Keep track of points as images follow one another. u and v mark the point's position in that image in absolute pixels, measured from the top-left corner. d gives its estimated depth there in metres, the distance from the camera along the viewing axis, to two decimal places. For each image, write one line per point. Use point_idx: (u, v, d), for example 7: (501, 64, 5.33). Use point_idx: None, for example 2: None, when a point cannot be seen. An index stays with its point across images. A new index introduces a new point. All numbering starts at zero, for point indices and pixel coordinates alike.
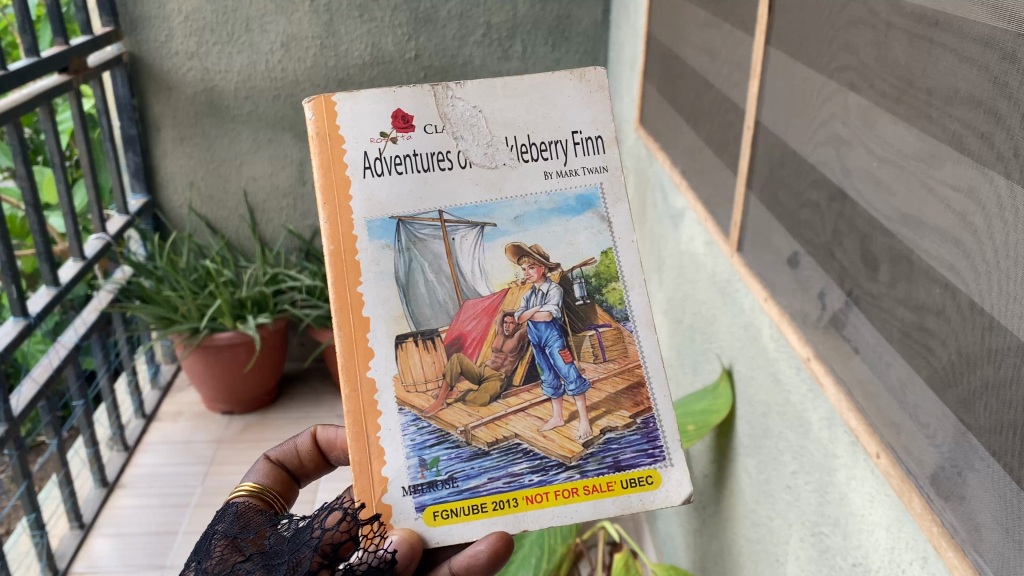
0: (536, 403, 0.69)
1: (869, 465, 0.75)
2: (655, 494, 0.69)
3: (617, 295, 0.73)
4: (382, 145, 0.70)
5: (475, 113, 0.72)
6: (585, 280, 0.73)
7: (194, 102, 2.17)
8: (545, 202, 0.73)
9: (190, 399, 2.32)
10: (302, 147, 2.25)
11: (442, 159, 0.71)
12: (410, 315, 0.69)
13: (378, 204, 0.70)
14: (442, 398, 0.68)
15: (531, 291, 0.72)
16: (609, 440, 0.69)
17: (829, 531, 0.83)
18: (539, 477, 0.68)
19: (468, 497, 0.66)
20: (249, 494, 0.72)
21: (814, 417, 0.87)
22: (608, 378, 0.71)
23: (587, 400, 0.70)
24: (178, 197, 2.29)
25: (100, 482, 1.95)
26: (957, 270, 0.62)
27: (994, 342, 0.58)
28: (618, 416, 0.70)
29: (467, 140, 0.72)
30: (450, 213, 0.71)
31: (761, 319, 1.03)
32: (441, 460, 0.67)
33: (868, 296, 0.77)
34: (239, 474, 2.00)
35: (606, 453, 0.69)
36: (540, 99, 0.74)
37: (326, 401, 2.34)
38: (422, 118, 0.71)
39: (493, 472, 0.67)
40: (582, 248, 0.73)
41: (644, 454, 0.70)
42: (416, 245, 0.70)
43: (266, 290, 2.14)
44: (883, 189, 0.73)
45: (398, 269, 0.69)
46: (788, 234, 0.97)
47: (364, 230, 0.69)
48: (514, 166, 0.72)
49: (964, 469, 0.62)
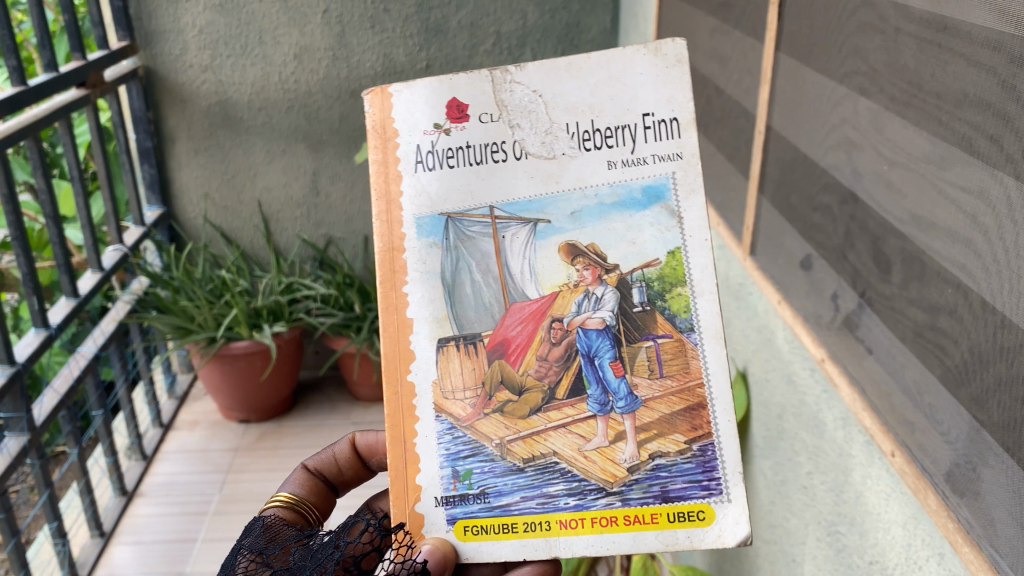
0: (579, 420, 0.68)
1: (885, 464, 0.76)
2: (705, 531, 0.66)
3: (681, 302, 0.68)
4: (435, 137, 0.70)
5: (535, 98, 0.69)
6: (646, 281, 0.68)
7: (208, 114, 2.20)
8: (607, 195, 0.69)
9: (206, 407, 2.34)
10: (315, 157, 2.27)
11: (496, 151, 0.69)
12: (454, 317, 0.69)
13: (428, 200, 0.70)
14: (479, 407, 0.68)
15: (584, 296, 0.69)
16: (658, 466, 0.67)
17: (845, 530, 0.84)
18: (575, 502, 0.67)
19: (499, 515, 0.67)
20: (282, 506, 0.75)
21: (828, 417, 0.88)
22: (663, 397, 0.68)
23: (637, 419, 0.68)
24: (193, 209, 2.32)
25: (119, 491, 1.97)
26: (968, 270, 0.63)
27: (1006, 340, 0.59)
28: (671, 441, 0.67)
29: (524, 129, 0.69)
30: (501, 209, 0.69)
31: (775, 322, 1.05)
32: (474, 473, 0.68)
33: (881, 297, 0.78)
34: (257, 482, 2.02)
35: (652, 481, 0.67)
36: (608, 79, 0.68)
37: (341, 408, 2.36)
38: (478, 107, 0.69)
39: (527, 491, 0.67)
40: (646, 247, 0.68)
41: (697, 486, 0.66)
42: (464, 243, 0.69)
43: (281, 299, 2.16)
44: (894, 191, 0.74)
45: (444, 268, 0.69)
46: (800, 237, 0.98)
47: (413, 227, 0.70)
48: (574, 155, 0.69)
49: (978, 466, 0.63)
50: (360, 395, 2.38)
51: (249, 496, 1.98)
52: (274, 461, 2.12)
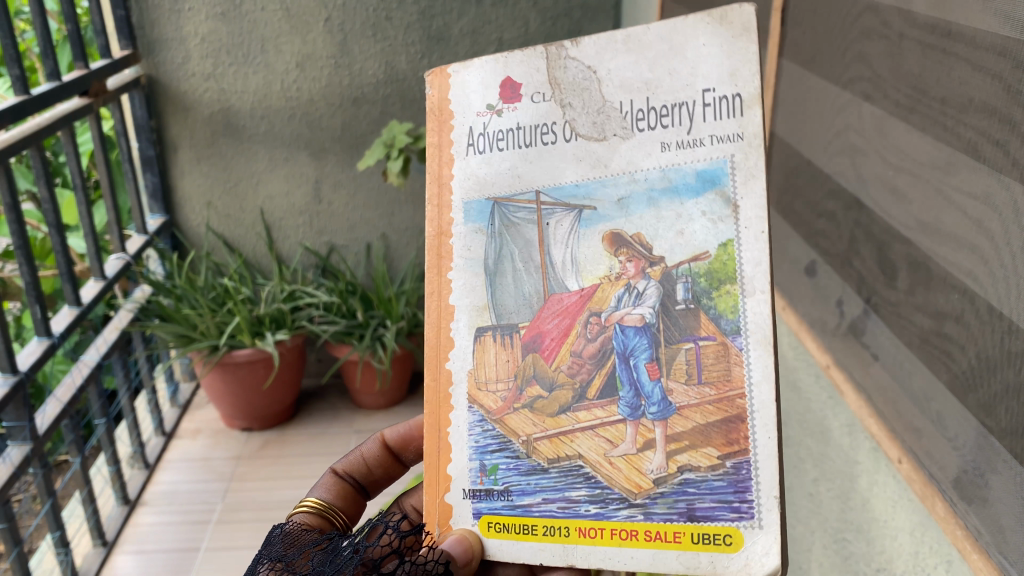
0: (608, 423, 0.65)
1: (892, 470, 0.76)
2: (731, 557, 0.62)
3: (728, 301, 0.63)
4: (487, 119, 0.69)
5: (589, 74, 0.65)
6: (694, 277, 0.64)
7: (210, 122, 2.20)
8: (658, 180, 0.64)
9: (209, 416, 2.34)
10: (317, 165, 2.27)
11: (545, 132, 0.67)
12: (492, 308, 0.69)
13: (477, 183, 0.69)
14: (510, 402, 0.68)
15: (625, 288, 0.65)
16: (686, 481, 0.63)
17: (852, 537, 0.84)
18: (596, 509, 0.65)
19: (521, 514, 0.66)
20: (311, 511, 0.76)
21: (834, 424, 0.88)
22: (699, 405, 0.63)
23: (667, 427, 0.64)
24: (196, 217, 2.32)
25: (122, 499, 1.96)
26: (975, 275, 0.63)
27: (1013, 346, 0.58)
28: (702, 454, 0.63)
29: (576, 108, 0.66)
30: (547, 194, 0.67)
31: (779, 328, 1.04)
32: (499, 468, 0.67)
33: (887, 303, 0.78)
34: (260, 491, 2.02)
35: (679, 496, 0.63)
36: (668, 51, 0.63)
37: (344, 416, 2.35)
38: (530, 86, 0.67)
39: (549, 492, 0.66)
40: (695, 239, 0.64)
41: (727, 506, 0.62)
42: (508, 229, 0.68)
43: (283, 307, 2.16)
44: (899, 197, 0.74)
45: (489, 254, 0.69)
46: (805, 243, 0.98)
47: (461, 212, 0.69)
48: (626, 137, 0.64)
49: (987, 473, 0.63)
50: (363, 403, 2.37)
51: (252, 505, 1.98)
52: (277, 470, 2.11)
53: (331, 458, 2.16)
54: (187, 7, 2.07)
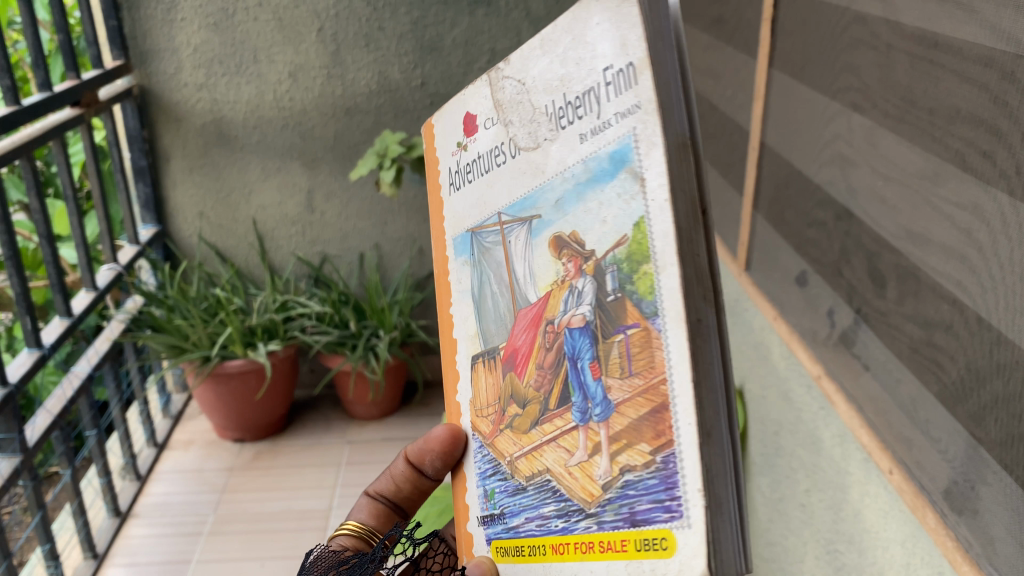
0: (565, 431, 0.54)
1: (882, 481, 0.75)
2: (669, 565, 0.47)
3: (647, 282, 0.47)
4: (460, 153, 0.65)
5: (520, 87, 0.57)
6: (618, 264, 0.49)
7: (203, 133, 2.20)
8: (581, 173, 0.52)
9: (202, 427, 2.33)
10: (310, 175, 2.27)
11: (498, 154, 0.60)
12: (481, 334, 0.64)
13: (457, 220, 0.66)
14: (497, 425, 0.62)
15: (567, 291, 0.54)
16: (626, 484, 0.49)
17: (843, 549, 0.83)
18: (562, 524, 0.54)
19: (513, 536, 0.59)
20: (350, 533, 0.77)
21: (826, 434, 0.88)
22: (631, 400, 0.49)
23: (610, 428, 0.50)
24: (188, 227, 2.31)
25: (113, 511, 1.95)
26: (963, 286, 0.63)
27: (1002, 357, 0.58)
28: (638, 453, 0.48)
29: (516, 122, 0.58)
30: (506, 213, 0.59)
31: (771, 338, 1.04)
32: (496, 492, 0.61)
33: (877, 313, 0.78)
34: (253, 503, 2.01)
35: (622, 501, 0.50)
36: (572, 41, 0.51)
37: (337, 426, 2.35)
38: (483, 113, 0.62)
39: (529, 511, 0.57)
40: (616, 224, 0.49)
41: (660, 507, 0.47)
42: (484, 255, 0.62)
43: (276, 318, 2.16)
44: (888, 207, 0.74)
45: (474, 282, 0.64)
46: (795, 253, 0.98)
47: (452, 246, 0.67)
48: (555, 139, 0.54)
49: (976, 484, 0.62)
50: (355, 414, 2.37)
51: (244, 517, 1.97)
52: (269, 481, 2.10)
53: (324, 469, 2.15)
54: (180, 17, 2.06)
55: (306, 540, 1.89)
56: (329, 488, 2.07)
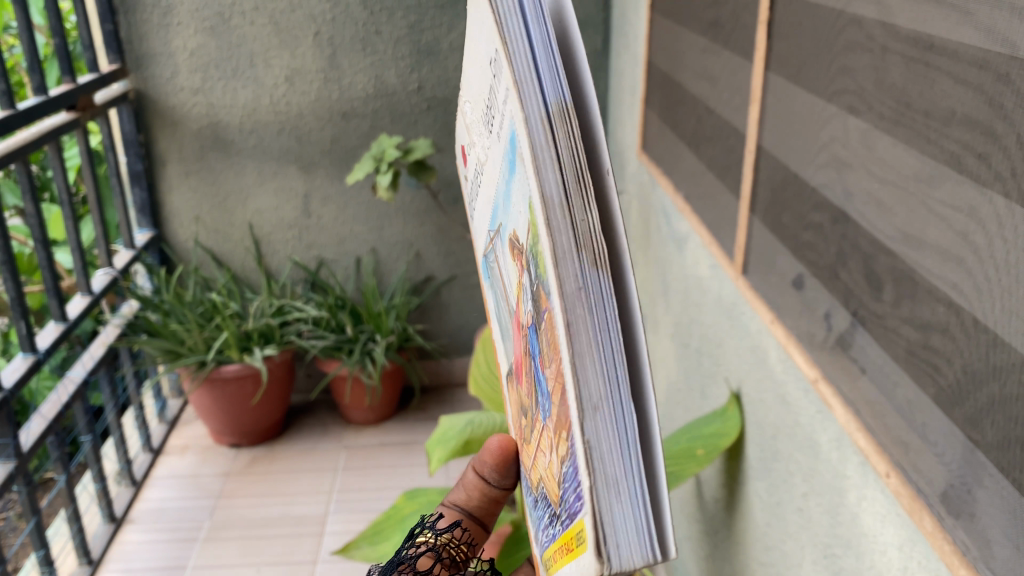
0: (540, 432, 0.51)
1: (880, 485, 0.75)
2: (584, 559, 0.43)
3: (542, 264, 0.43)
4: (466, 178, 0.63)
5: (474, 101, 0.56)
6: (533, 258, 0.45)
7: (199, 137, 2.19)
8: (507, 172, 0.49)
9: (197, 432, 2.32)
10: (306, 179, 2.27)
11: (477, 169, 0.58)
12: (506, 353, 0.61)
13: (476, 246, 0.64)
14: (522, 443, 0.59)
15: (522, 290, 0.51)
16: (564, 474, 0.46)
17: (841, 553, 0.83)
18: (550, 529, 0.51)
19: (542, 553, 0.55)
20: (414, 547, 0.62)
21: (823, 438, 0.87)
22: (555, 387, 0.46)
23: (554, 421, 0.47)
24: (184, 231, 2.31)
25: (108, 517, 1.94)
26: (960, 288, 0.63)
27: (998, 359, 0.58)
28: (563, 440, 0.45)
29: (479, 135, 0.56)
30: (490, 226, 0.57)
31: (768, 342, 1.04)
32: (532, 510, 0.58)
33: (874, 316, 0.77)
34: (249, 508, 2.01)
35: (566, 494, 0.46)
36: (483, 44, 0.50)
37: (333, 431, 2.34)
38: (467, 135, 0.61)
39: (542, 523, 0.54)
40: (527, 211, 0.46)
41: (575, 494, 0.44)
42: (491, 272, 0.60)
43: (272, 322, 2.16)
44: (885, 210, 0.74)
45: (495, 302, 0.62)
46: (792, 256, 0.98)
47: (485, 274, 0.65)
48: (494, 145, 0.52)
49: (974, 487, 0.62)
50: (352, 419, 2.36)
51: (240, 522, 1.96)
52: (266, 486, 2.10)
53: (321, 474, 2.14)
54: (176, 22, 2.06)
55: (302, 545, 1.89)
56: (326, 493, 2.07)
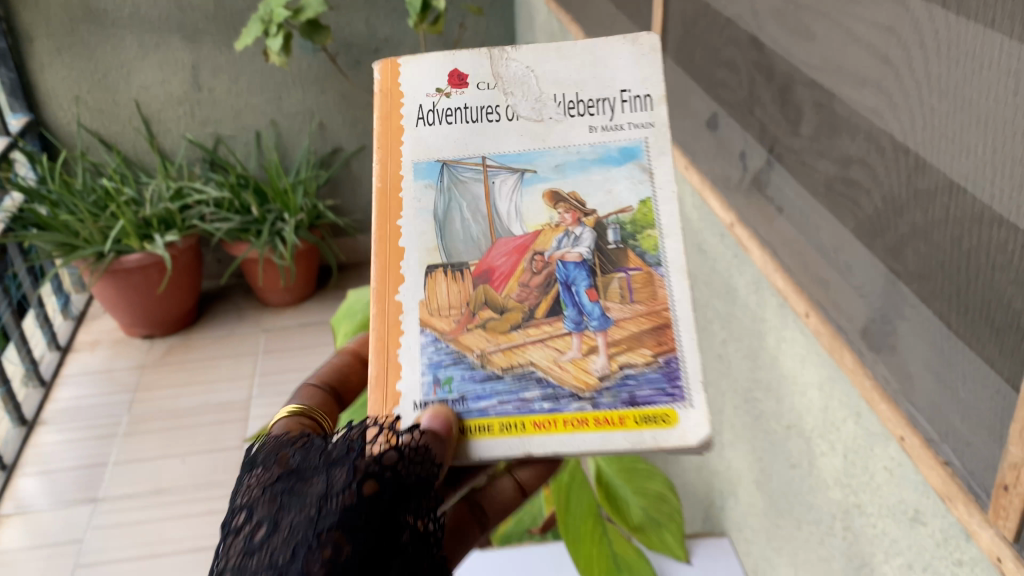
0: (556, 335, 0.58)
1: (799, 325, 0.73)
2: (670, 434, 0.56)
3: None
4: (436, 99, 0.63)
5: (527, 72, 0.62)
6: None
7: (66, 7, 1.98)
8: (588, 153, 0.61)
9: (107, 326, 2.23)
10: (193, 49, 2.09)
11: (491, 112, 0.62)
12: (443, 248, 0.60)
13: (422, 149, 0.62)
14: (465, 323, 0.59)
15: (564, 234, 0.60)
16: (626, 375, 0.57)
17: (762, 397, 0.82)
18: (550, 405, 0.57)
19: (474, 418, 0.57)
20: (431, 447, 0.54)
21: (741, 282, 0.85)
22: None
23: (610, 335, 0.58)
24: (64, 114, 2.12)
25: (19, 420, 1.85)
26: (879, 113, 0.58)
27: (920, 184, 0.54)
28: (638, 354, 0.58)
29: (517, 97, 0.62)
30: (493, 159, 0.61)
31: (683, 190, 0.99)
32: (455, 378, 0.58)
33: (790, 152, 0.73)
34: (169, 398, 1.94)
35: (621, 386, 0.57)
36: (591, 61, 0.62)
37: (250, 315, 2.27)
38: (477, 76, 0.62)
39: (504, 394, 0.57)
40: (620, 195, 0.60)
41: None
42: (457, 186, 0.61)
43: (172, 208, 2.03)
44: (800, 34, 0.68)
45: (438, 209, 0.61)
46: (705, 95, 0.92)
47: (409, 170, 0.62)
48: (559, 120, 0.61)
49: (894, 319, 0.59)
50: (269, 302, 2.30)
51: (160, 413, 1.89)
52: (184, 375, 2.03)
53: (241, 360, 2.08)
54: None
55: (227, 428, 1.84)
56: (248, 378, 2.00)
